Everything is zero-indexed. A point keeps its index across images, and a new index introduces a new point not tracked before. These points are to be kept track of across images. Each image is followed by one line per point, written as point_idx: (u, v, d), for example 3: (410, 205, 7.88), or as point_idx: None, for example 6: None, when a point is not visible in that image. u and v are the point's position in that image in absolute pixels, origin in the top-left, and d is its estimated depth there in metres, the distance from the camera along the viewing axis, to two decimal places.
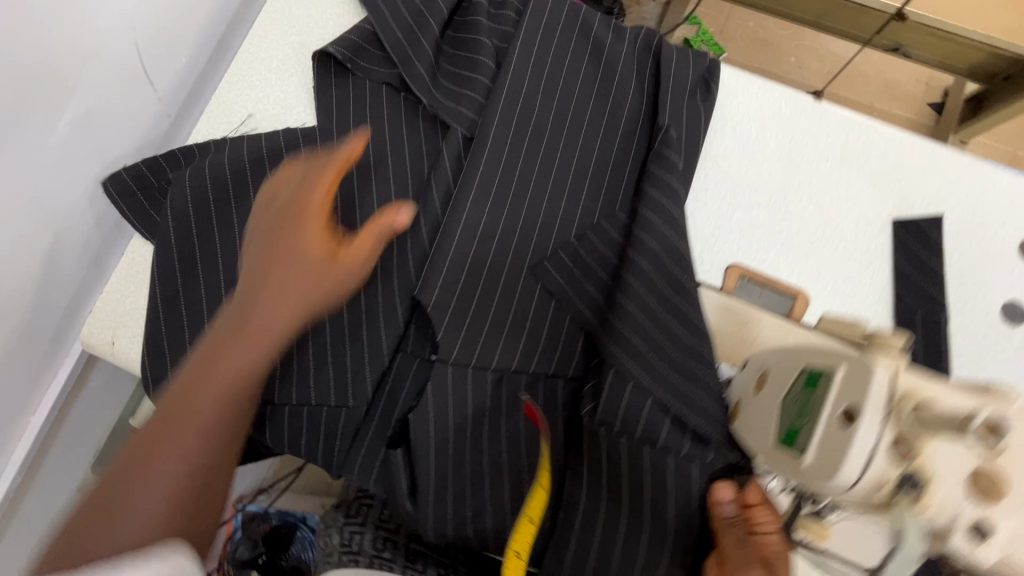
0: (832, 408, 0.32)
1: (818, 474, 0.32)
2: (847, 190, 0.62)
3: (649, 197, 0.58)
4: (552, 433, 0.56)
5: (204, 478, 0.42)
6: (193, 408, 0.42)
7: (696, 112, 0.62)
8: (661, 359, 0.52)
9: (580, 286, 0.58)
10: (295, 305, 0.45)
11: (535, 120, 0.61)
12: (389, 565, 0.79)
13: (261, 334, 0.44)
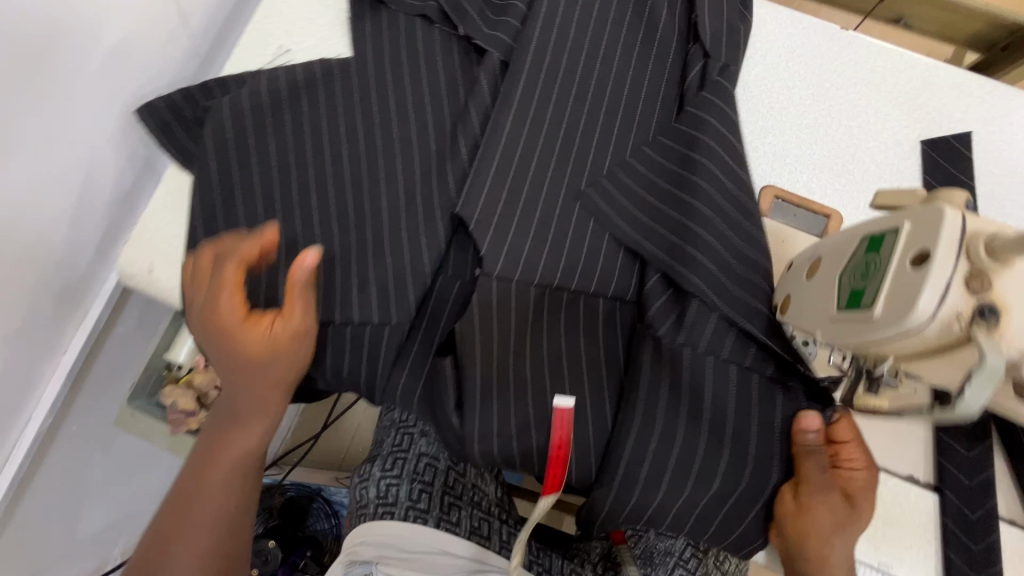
0: (902, 255, 0.33)
1: (892, 318, 0.33)
2: (876, 115, 0.63)
3: (686, 117, 0.60)
4: (605, 346, 0.60)
5: (234, 522, 0.54)
6: (207, 478, 0.54)
7: (733, 34, 0.62)
8: (727, 274, 0.56)
9: (642, 206, 0.58)
10: (263, 397, 0.54)
11: (571, 42, 0.61)
12: (422, 519, 0.80)
13: (246, 416, 0.54)
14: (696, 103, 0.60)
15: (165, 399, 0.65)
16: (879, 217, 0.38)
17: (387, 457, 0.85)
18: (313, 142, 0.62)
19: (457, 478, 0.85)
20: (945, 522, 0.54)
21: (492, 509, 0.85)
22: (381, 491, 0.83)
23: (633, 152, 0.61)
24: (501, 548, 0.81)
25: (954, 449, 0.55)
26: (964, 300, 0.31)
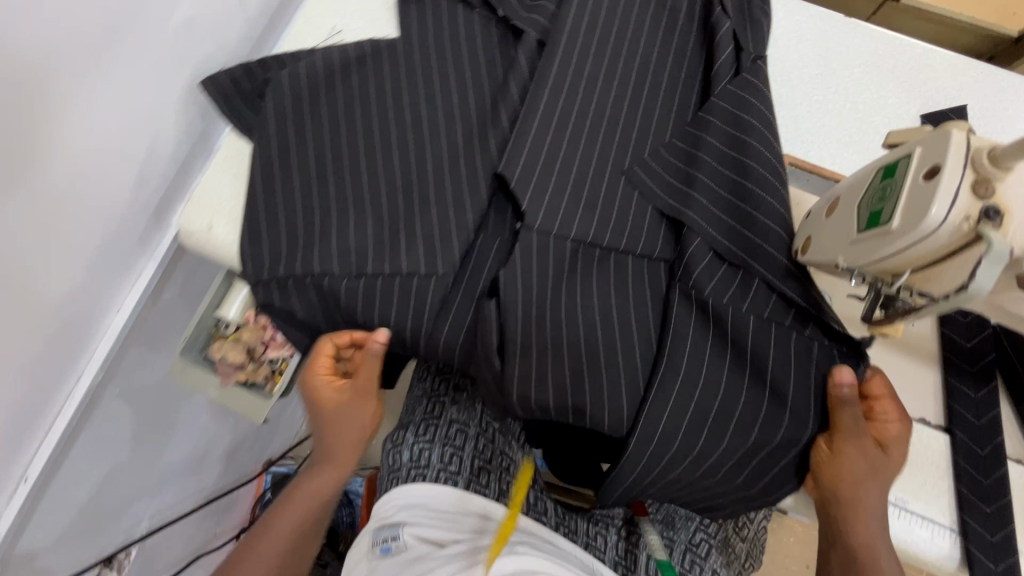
0: (915, 174, 0.38)
1: (909, 227, 0.37)
2: (880, 92, 0.69)
3: (718, 95, 0.65)
4: (641, 301, 0.63)
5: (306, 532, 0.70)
6: (296, 498, 0.70)
7: (756, 22, 0.68)
8: (769, 243, 0.62)
9: (691, 186, 0.64)
10: (346, 442, 0.69)
11: (602, 22, 0.67)
12: (453, 480, 0.89)
13: (332, 457, 0.69)
14: (731, 85, 0.66)
15: (213, 351, 0.69)
16: (891, 151, 0.43)
17: (420, 424, 0.93)
18: (364, 112, 0.67)
19: (487, 443, 0.92)
20: (956, 459, 0.58)
21: (521, 474, 0.92)
22: (414, 457, 0.91)
23: (679, 133, 0.67)
24: (529, 509, 0.87)
25: (962, 391, 0.59)
26: (971, 204, 0.35)
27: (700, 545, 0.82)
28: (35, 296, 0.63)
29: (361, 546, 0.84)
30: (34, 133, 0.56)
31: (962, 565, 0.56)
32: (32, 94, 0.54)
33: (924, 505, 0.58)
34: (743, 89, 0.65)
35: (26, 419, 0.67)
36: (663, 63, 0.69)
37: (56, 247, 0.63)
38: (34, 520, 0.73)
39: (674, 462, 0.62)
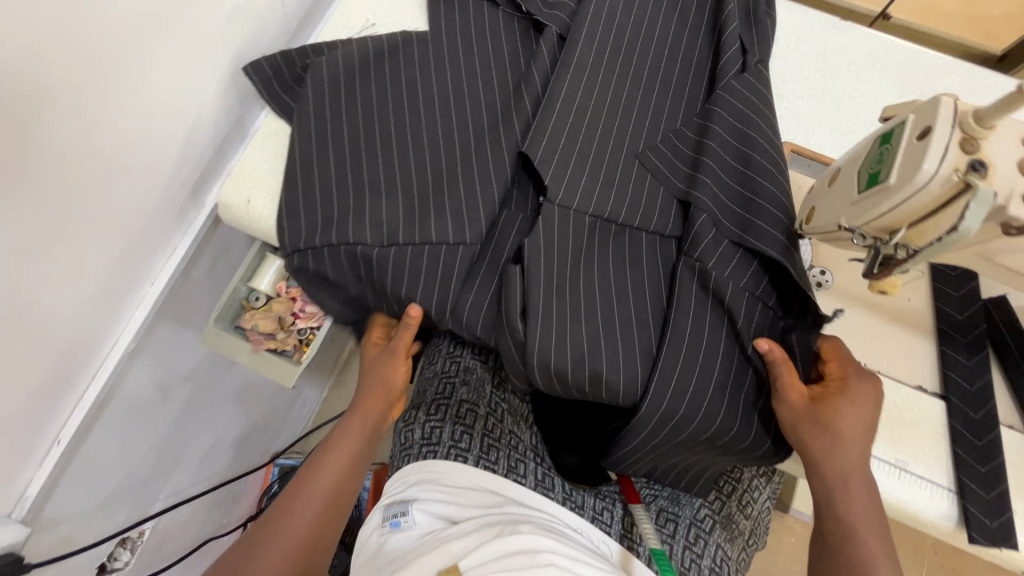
0: (910, 136, 0.43)
1: (905, 181, 0.41)
2: (874, 88, 0.74)
3: (724, 87, 0.69)
4: (651, 276, 0.68)
5: (333, 504, 0.71)
6: (322, 468, 0.72)
7: (760, 22, 0.73)
8: (774, 224, 0.64)
9: (693, 167, 0.68)
10: (367, 413, 0.75)
11: (619, 21, 0.73)
12: (463, 456, 0.92)
13: (356, 428, 0.75)
14: (739, 77, 0.70)
15: (244, 322, 0.71)
16: (887, 122, 0.47)
17: (431, 404, 0.97)
18: (395, 97, 0.71)
19: (496, 422, 0.96)
20: (951, 423, 0.61)
21: (528, 453, 0.95)
22: (423, 434, 0.95)
23: (685, 122, 0.72)
24: (537, 485, 0.91)
25: (956, 360, 0.63)
26: (959, 160, 0.40)
27: (705, 520, 0.85)
28: (84, 263, 0.67)
29: (373, 520, 0.88)
30: (93, 106, 0.60)
31: (960, 523, 0.59)
32: (94, 69, 0.58)
33: (921, 467, 0.61)
34: (748, 83, 0.69)
35: (64, 381, 0.70)
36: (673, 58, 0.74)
37: (103, 217, 0.67)
38: (62, 486, 0.75)
39: (682, 425, 0.66)
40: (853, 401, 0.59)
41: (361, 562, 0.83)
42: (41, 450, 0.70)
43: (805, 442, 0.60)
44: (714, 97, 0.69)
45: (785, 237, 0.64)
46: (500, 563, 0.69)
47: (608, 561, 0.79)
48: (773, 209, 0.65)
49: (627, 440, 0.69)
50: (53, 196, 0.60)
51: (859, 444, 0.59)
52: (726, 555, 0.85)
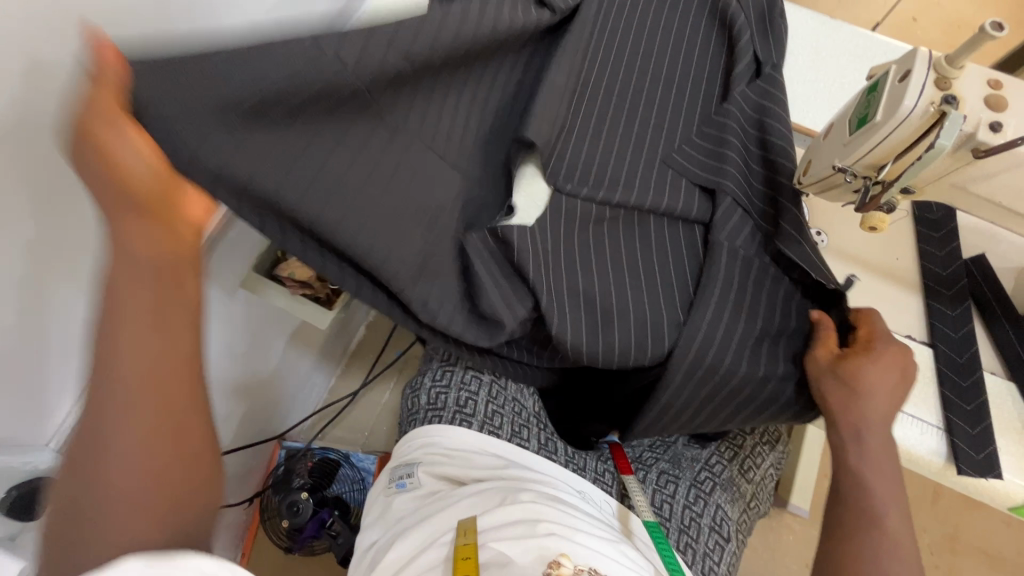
0: (893, 80, 0.49)
1: (890, 115, 0.48)
2: (860, 76, 0.82)
3: (734, 95, 0.75)
4: (678, 253, 0.71)
5: (166, 390, 0.45)
6: (117, 353, 0.44)
7: (765, 25, 0.79)
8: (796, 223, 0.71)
9: (720, 164, 0.72)
10: (141, 238, 0.44)
11: (635, 13, 0.76)
12: (467, 421, 0.93)
13: (133, 266, 0.44)
14: (756, 84, 0.76)
15: (282, 270, 0.77)
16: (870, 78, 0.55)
17: (437, 371, 1.01)
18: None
19: (499, 390, 0.97)
20: (938, 366, 0.67)
21: (530, 420, 0.96)
22: (428, 399, 0.99)
23: (705, 118, 0.76)
24: (540, 448, 0.94)
25: (940, 311, 0.69)
26: (933, 96, 0.47)
27: (704, 482, 0.94)
28: None
29: (381, 481, 0.92)
30: None
31: (949, 459, 0.63)
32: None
33: (915, 408, 0.66)
34: (761, 89, 0.76)
35: None
36: (687, 35, 0.78)
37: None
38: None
39: (710, 385, 0.68)
40: (877, 361, 0.63)
41: (371, 517, 0.88)
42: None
43: (823, 392, 0.65)
44: (725, 105, 0.75)
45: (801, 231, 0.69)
46: (502, 533, 0.74)
47: (608, 525, 0.82)
48: (792, 210, 0.72)
49: (651, 408, 0.70)
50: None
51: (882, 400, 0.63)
52: (726, 515, 0.92)
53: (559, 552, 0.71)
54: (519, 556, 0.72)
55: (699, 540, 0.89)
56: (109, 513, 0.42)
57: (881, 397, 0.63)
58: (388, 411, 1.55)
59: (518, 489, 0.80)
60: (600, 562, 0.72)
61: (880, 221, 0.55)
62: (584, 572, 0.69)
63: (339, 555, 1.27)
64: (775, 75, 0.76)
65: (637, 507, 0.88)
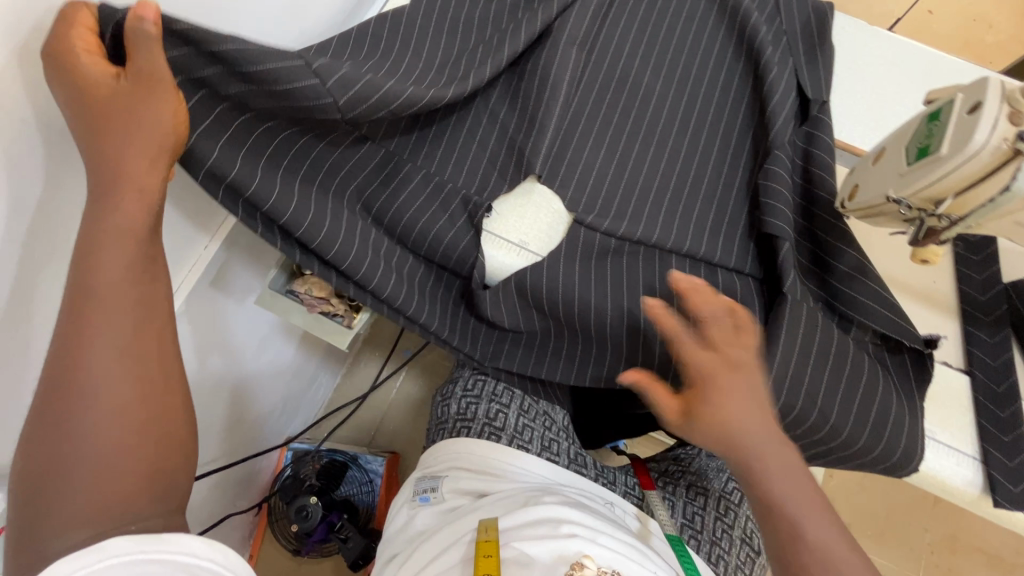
0: (960, 111, 0.47)
1: (957, 150, 0.46)
2: (901, 87, 0.78)
3: (783, 144, 0.68)
4: (743, 293, 0.68)
5: (138, 381, 0.49)
6: (90, 336, 0.48)
7: (813, 52, 0.72)
8: (866, 288, 0.63)
9: (783, 226, 0.63)
10: (147, 182, 0.50)
11: (658, 45, 0.74)
12: (496, 434, 0.92)
13: (113, 251, 0.49)
14: (806, 135, 0.71)
15: (300, 287, 0.74)
16: (930, 104, 0.52)
17: (468, 381, 1.00)
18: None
19: (531, 404, 0.97)
20: (976, 395, 0.65)
21: (560, 433, 0.96)
22: (457, 410, 0.98)
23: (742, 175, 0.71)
24: (570, 463, 0.92)
25: (979, 337, 0.67)
26: (1008, 130, 0.44)
27: (732, 494, 0.95)
28: None
29: (404, 494, 0.90)
30: None
31: (984, 490, 0.63)
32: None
33: (947, 437, 0.65)
34: (815, 141, 0.70)
35: None
36: (718, 51, 0.73)
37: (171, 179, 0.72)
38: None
39: None
40: (733, 353, 0.52)
41: (392, 529, 0.87)
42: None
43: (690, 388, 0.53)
44: (772, 156, 0.67)
45: (874, 294, 0.63)
46: (524, 533, 0.72)
47: (624, 528, 0.81)
48: (848, 270, 0.65)
49: None
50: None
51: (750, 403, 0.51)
52: (754, 528, 0.95)
53: (580, 552, 0.69)
54: (541, 556, 0.69)
55: (731, 552, 0.91)
56: (75, 483, 0.45)
57: (754, 394, 0.51)
58: (396, 411, 1.53)
59: (544, 497, 0.78)
60: (621, 562, 0.70)
61: (933, 256, 0.54)
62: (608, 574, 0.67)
63: (350, 559, 1.24)
64: (825, 118, 0.70)
65: (660, 518, 0.87)
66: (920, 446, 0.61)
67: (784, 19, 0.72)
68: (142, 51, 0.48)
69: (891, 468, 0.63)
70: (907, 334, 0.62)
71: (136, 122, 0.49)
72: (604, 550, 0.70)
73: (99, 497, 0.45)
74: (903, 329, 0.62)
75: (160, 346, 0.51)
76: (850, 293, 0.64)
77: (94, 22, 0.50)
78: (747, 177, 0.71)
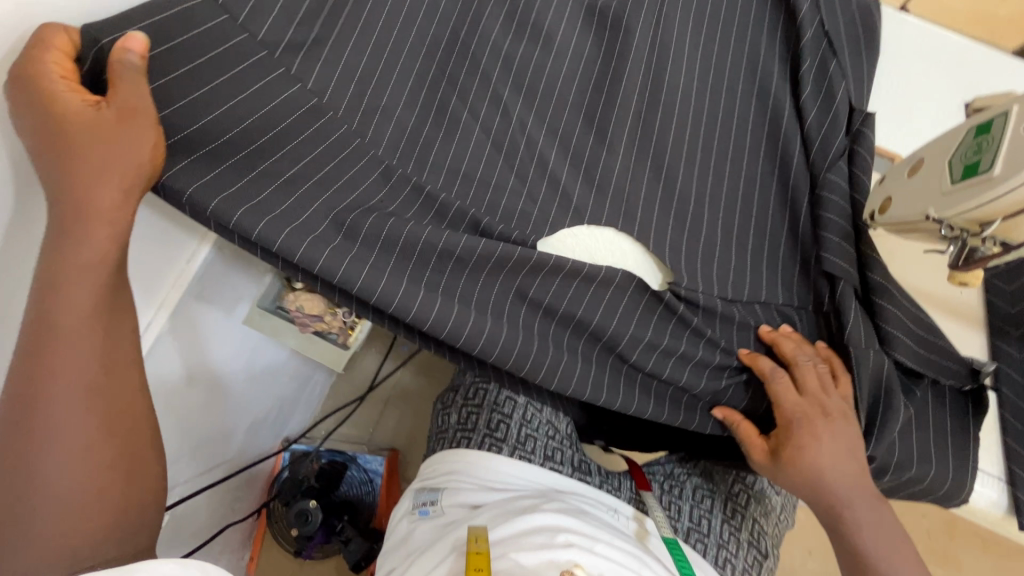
0: (1017, 128, 0.44)
1: (1013, 171, 0.43)
2: (927, 81, 0.73)
3: (828, 169, 0.66)
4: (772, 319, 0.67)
5: (106, 419, 0.47)
6: (57, 372, 0.45)
7: (858, 55, 0.68)
8: (914, 319, 0.61)
9: (843, 268, 0.61)
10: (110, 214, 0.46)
11: (668, 51, 0.70)
12: (497, 446, 0.88)
13: (78, 292, 0.46)
14: (856, 149, 0.66)
15: (289, 305, 0.69)
16: (976, 115, 0.49)
17: (469, 389, 0.98)
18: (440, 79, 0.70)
19: (534, 413, 0.93)
20: (1002, 413, 0.62)
21: (563, 442, 0.93)
22: (459, 420, 0.95)
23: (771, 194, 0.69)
24: (575, 472, 0.89)
25: (1009, 353, 0.63)
26: None
27: (739, 496, 0.92)
28: None
29: (403, 506, 0.85)
30: None
31: (1009, 511, 0.60)
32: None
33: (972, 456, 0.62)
34: (862, 158, 0.66)
35: None
36: (726, 57, 0.71)
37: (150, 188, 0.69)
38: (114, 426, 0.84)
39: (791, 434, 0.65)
40: (833, 414, 0.60)
41: (388, 544, 0.82)
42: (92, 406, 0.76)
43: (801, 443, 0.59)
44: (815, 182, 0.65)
45: (910, 332, 0.61)
46: (521, 542, 0.68)
47: (625, 534, 0.78)
48: (889, 307, 0.61)
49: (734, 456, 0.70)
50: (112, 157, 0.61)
51: (837, 457, 0.59)
52: (762, 530, 0.92)
53: (572, 561, 0.64)
54: (530, 565, 0.64)
55: (738, 555, 0.88)
56: (35, 526, 0.43)
57: (846, 446, 0.59)
58: (396, 408, 1.49)
59: (546, 506, 0.75)
60: (619, 575, 0.66)
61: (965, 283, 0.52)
62: None
63: (351, 562, 1.23)
64: (869, 132, 0.66)
65: (656, 522, 0.83)
66: (969, 485, 0.60)
67: (824, 18, 0.68)
68: (125, 79, 0.45)
69: (906, 482, 0.62)
70: (955, 369, 0.61)
71: (102, 149, 0.45)
72: (600, 560, 0.66)
73: (68, 535, 0.44)
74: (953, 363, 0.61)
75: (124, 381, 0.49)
76: (889, 330, 0.60)
77: (72, 47, 0.47)
78: (783, 198, 0.69)
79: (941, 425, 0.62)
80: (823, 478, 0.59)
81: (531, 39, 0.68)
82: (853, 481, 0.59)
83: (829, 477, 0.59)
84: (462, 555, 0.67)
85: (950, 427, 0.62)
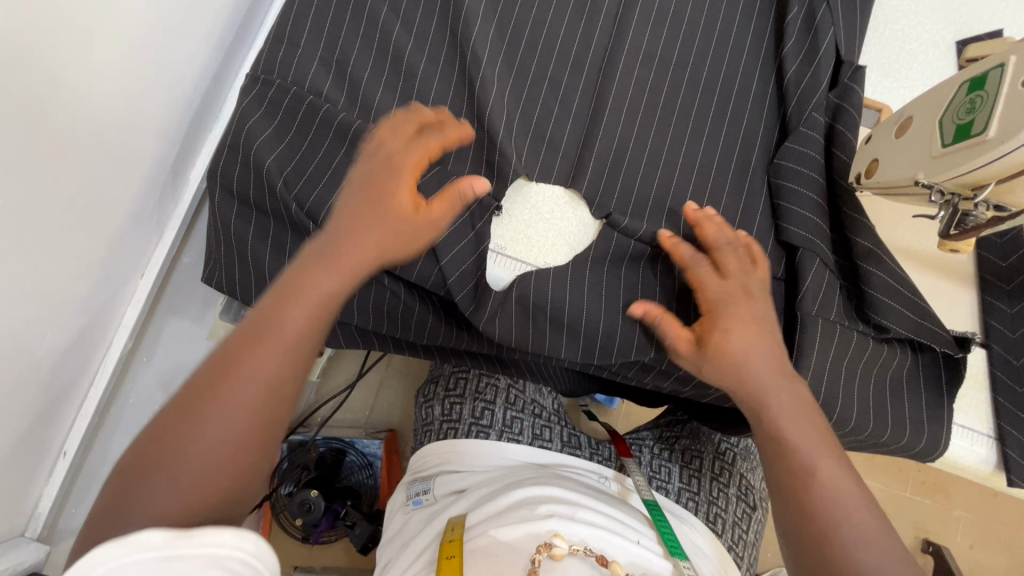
0: (1013, 82, 0.40)
1: (1009, 133, 0.39)
2: (914, 21, 0.67)
3: (804, 123, 0.61)
4: None
5: (268, 423, 0.46)
6: (254, 359, 0.46)
7: None
8: (894, 278, 0.58)
9: (807, 234, 0.59)
10: (358, 242, 0.50)
11: (631, 20, 0.66)
12: (484, 432, 0.89)
13: (319, 280, 0.48)
14: (844, 100, 0.61)
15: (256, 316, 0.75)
16: (970, 64, 0.45)
17: (450, 379, 0.97)
18: (391, 65, 0.66)
19: (517, 394, 0.93)
20: (991, 368, 0.61)
21: (551, 419, 0.94)
22: (443, 409, 0.95)
23: (749, 157, 0.64)
24: (563, 446, 0.89)
25: (998, 307, 0.61)
26: None
27: (726, 454, 0.92)
28: (46, 278, 0.62)
29: (398, 499, 0.85)
30: (51, 120, 0.55)
31: (999, 467, 0.60)
32: (73, 53, 0.54)
33: (959, 414, 0.62)
34: (847, 108, 0.61)
35: (56, 407, 0.70)
36: (695, 20, 0.66)
37: (92, 205, 0.65)
38: (98, 441, 0.82)
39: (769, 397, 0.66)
40: (749, 299, 0.55)
41: (386, 537, 0.81)
42: (64, 429, 0.74)
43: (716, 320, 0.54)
44: (785, 145, 0.61)
45: (894, 294, 0.58)
46: (501, 518, 0.66)
47: (609, 497, 0.77)
48: (876, 271, 0.58)
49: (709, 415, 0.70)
50: (40, 172, 0.56)
51: (752, 344, 0.54)
52: (749, 484, 0.93)
53: (552, 532, 0.62)
54: (500, 542, 0.62)
55: (728, 509, 0.88)
56: (166, 479, 0.43)
57: (757, 334, 0.54)
58: (389, 391, 1.46)
59: (532, 481, 0.73)
60: (601, 539, 0.63)
61: (946, 246, 0.52)
62: (579, 552, 0.60)
63: (358, 545, 1.23)
64: (857, 88, 0.60)
65: (632, 473, 0.84)
66: (948, 437, 0.59)
67: None
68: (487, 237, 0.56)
69: (891, 447, 0.62)
70: (937, 332, 0.58)
71: (384, 199, 0.51)
72: (581, 527, 0.63)
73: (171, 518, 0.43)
74: (937, 330, 0.58)
75: (283, 411, 0.47)
76: (876, 295, 0.58)
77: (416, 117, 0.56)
78: (763, 157, 0.64)
79: (925, 385, 0.61)
80: (738, 357, 0.53)
81: (485, 22, 0.66)
82: (769, 367, 0.53)
83: (739, 357, 0.53)
84: (435, 544, 0.67)
85: (939, 386, 0.60)
